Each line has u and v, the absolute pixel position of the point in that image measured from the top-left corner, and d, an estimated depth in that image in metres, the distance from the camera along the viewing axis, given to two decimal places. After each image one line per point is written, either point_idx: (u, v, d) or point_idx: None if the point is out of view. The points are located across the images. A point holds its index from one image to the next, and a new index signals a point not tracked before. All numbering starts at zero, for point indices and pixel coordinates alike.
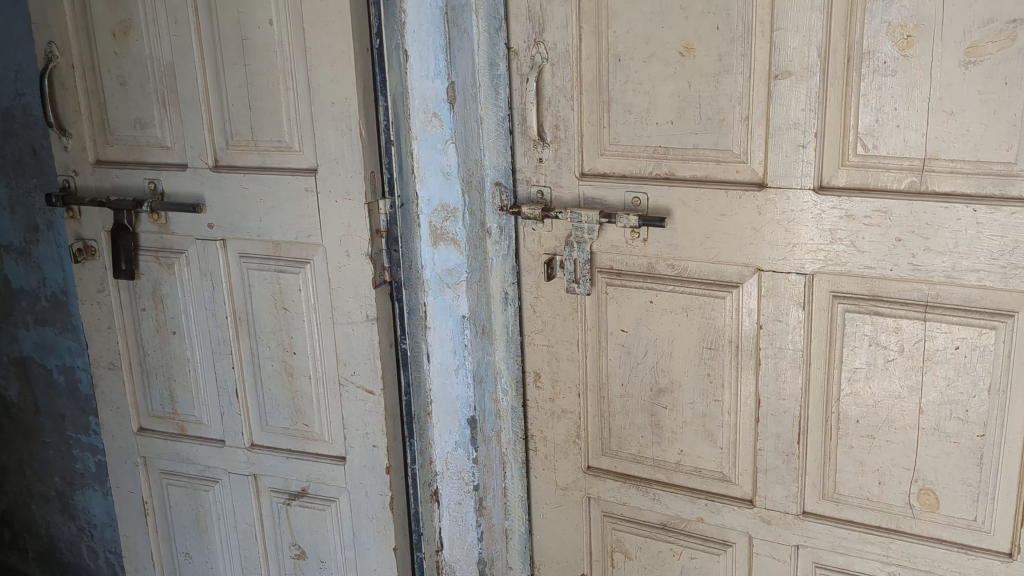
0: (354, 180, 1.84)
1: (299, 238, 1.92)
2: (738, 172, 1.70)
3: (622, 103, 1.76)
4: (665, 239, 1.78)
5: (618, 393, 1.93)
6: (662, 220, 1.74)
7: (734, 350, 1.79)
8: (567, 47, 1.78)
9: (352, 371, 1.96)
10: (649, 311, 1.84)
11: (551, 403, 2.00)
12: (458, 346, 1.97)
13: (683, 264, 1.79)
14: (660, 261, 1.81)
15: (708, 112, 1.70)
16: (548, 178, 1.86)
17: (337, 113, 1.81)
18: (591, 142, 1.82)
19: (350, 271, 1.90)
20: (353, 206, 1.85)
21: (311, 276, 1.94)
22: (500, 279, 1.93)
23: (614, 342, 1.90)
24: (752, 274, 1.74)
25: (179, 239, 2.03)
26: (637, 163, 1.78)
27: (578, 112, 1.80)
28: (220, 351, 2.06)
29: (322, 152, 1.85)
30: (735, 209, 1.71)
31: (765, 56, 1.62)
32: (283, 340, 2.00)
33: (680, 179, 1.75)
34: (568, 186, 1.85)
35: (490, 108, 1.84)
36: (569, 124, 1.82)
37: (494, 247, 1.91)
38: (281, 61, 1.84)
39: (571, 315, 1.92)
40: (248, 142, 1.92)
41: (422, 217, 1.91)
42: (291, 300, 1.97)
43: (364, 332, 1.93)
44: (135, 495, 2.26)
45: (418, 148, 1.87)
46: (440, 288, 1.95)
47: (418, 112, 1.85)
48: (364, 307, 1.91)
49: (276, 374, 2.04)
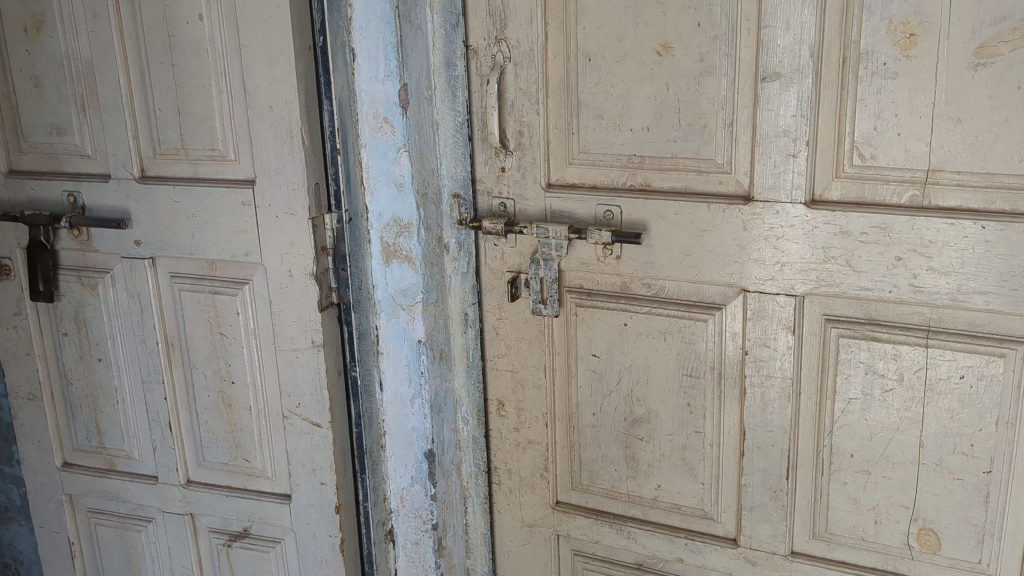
0: (296, 193, 1.65)
1: (237, 256, 1.73)
2: (721, 183, 1.55)
3: (593, 107, 1.60)
4: (641, 256, 1.62)
5: (590, 424, 1.76)
6: (638, 236, 1.57)
7: (717, 378, 1.64)
8: (531, 45, 1.61)
9: (297, 402, 1.78)
10: (622, 334, 1.68)
11: (516, 434, 1.84)
12: (414, 373, 1.78)
13: (660, 284, 1.63)
14: (634, 280, 1.65)
15: (689, 117, 1.53)
16: (512, 188, 1.69)
17: (277, 118, 1.63)
18: (558, 149, 1.65)
19: (293, 292, 1.72)
20: (295, 221, 1.67)
21: (251, 298, 1.76)
22: (459, 298, 1.76)
23: (585, 368, 1.74)
24: (736, 295, 1.58)
25: (103, 257, 1.83)
26: (609, 173, 1.62)
27: (545, 116, 1.64)
28: (151, 380, 1.87)
29: (260, 162, 1.66)
30: (718, 224, 1.55)
31: (751, 57, 1.47)
32: (220, 369, 1.82)
33: (657, 191, 1.59)
34: (533, 199, 1.68)
35: (448, 112, 1.67)
36: (534, 130, 1.65)
37: (452, 264, 1.74)
38: (212, 61, 1.65)
39: (537, 338, 1.76)
40: (177, 150, 1.72)
41: (373, 232, 1.72)
42: (228, 324, 1.78)
43: (309, 360, 1.75)
44: (60, 535, 2.06)
45: (367, 156, 1.68)
46: (394, 310, 1.75)
47: (367, 116, 1.65)
48: (308, 333, 1.73)
49: (212, 405, 1.85)
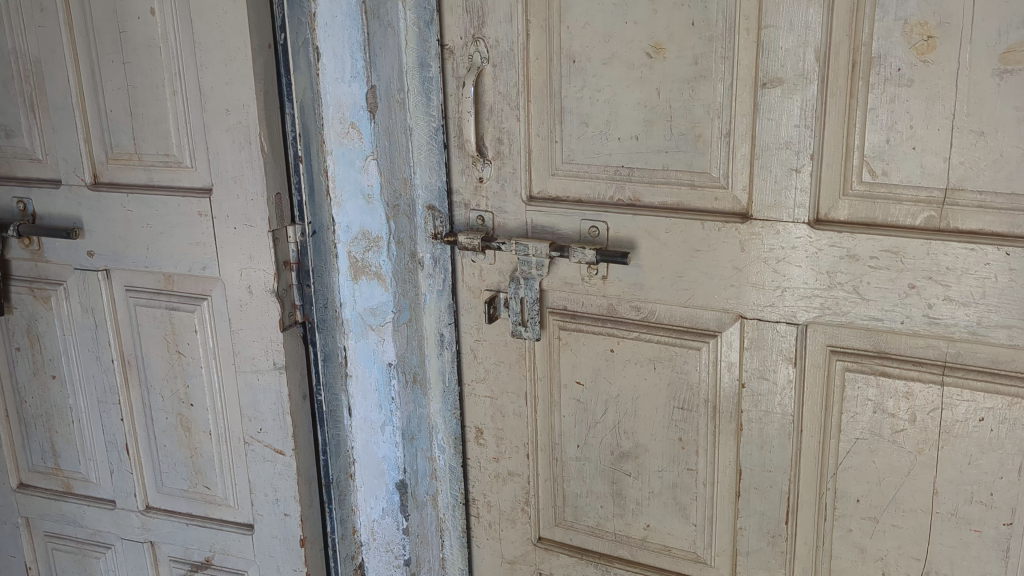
0: (255, 205, 1.53)
1: (193, 270, 1.61)
2: (717, 200, 1.40)
3: (578, 114, 1.46)
4: (629, 277, 1.48)
5: (574, 456, 1.62)
6: (625, 255, 1.43)
7: (711, 411, 1.49)
8: (511, 45, 1.47)
9: (259, 428, 1.66)
10: (609, 361, 1.54)
11: (495, 464, 1.70)
12: (384, 399, 1.64)
13: (650, 307, 1.49)
14: (622, 302, 1.51)
15: (682, 126, 1.39)
16: (491, 200, 1.56)
17: (233, 122, 1.50)
18: (540, 159, 1.51)
19: (253, 310, 1.59)
20: (255, 234, 1.54)
21: (209, 315, 1.63)
22: (434, 318, 1.64)
23: (569, 397, 1.60)
24: (733, 322, 1.44)
25: (55, 267, 1.71)
26: (595, 186, 1.48)
27: (526, 123, 1.50)
28: (107, 400, 1.75)
29: (217, 170, 1.54)
30: (713, 245, 1.41)
31: (751, 60, 1.32)
32: (178, 390, 1.69)
33: (647, 206, 1.45)
34: (514, 213, 1.54)
35: (422, 118, 1.54)
36: (514, 138, 1.51)
37: (427, 282, 1.62)
38: (165, 59, 1.52)
39: (518, 362, 1.62)
40: (131, 156, 1.60)
41: (340, 246, 1.59)
42: (186, 342, 1.66)
43: (270, 383, 1.62)
44: (17, 560, 1.94)
45: (334, 164, 1.55)
46: (363, 330, 1.62)
47: (333, 121, 1.52)
48: (269, 354, 1.60)
49: (171, 428, 1.73)
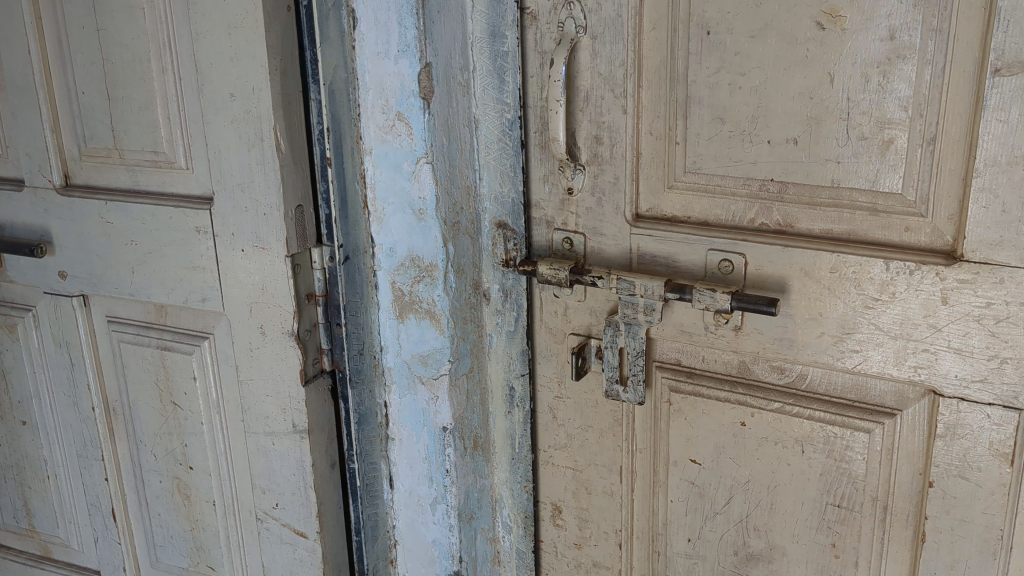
0: (268, 221, 1.15)
1: (191, 302, 1.25)
2: (908, 231, 0.99)
3: (709, 106, 1.06)
4: (772, 330, 1.09)
5: (683, 552, 1.24)
6: (773, 303, 1.04)
7: (879, 514, 1.10)
8: (617, 10, 1.06)
9: (274, 502, 1.30)
10: (738, 437, 1.15)
11: (576, 551, 1.33)
12: (436, 472, 1.27)
13: (801, 370, 1.10)
14: (761, 361, 1.12)
15: (863, 125, 0.98)
16: (582, 219, 1.17)
17: (239, 111, 1.12)
18: (652, 166, 1.11)
19: (266, 357, 1.22)
20: (268, 259, 1.17)
21: (213, 358, 1.27)
22: (501, 367, 1.26)
23: (680, 478, 1.21)
24: (921, 399, 1.03)
25: (22, 289, 1.38)
26: (730, 206, 1.08)
27: (634, 117, 1.10)
28: (87, 456, 1.41)
29: (218, 174, 1.17)
30: (899, 293, 1.00)
31: (976, 34, 0.90)
32: (174, 449, 1.34)
33: (803, 236, 1.05)
34: (613, 236, 1.15)
35: (492, 107, 1.14)
36: (617, 136, 1.11)
37: (493, 320, 1.24)
38: (150, 26, 1.15)
39: (612, 428, 1.24)
40: (109, 152, 1.24)
41: (380, 274, 1.21)
42: (182, 392, 1.30)
43: (288, 449, 1.26)
44: None
45: (375, 168, 1.16)
46: (410, 384, 1.24)
47: (373, 110, 1.13)
48: (288, 413, 1.24)
49: (166, 495, 1.37)
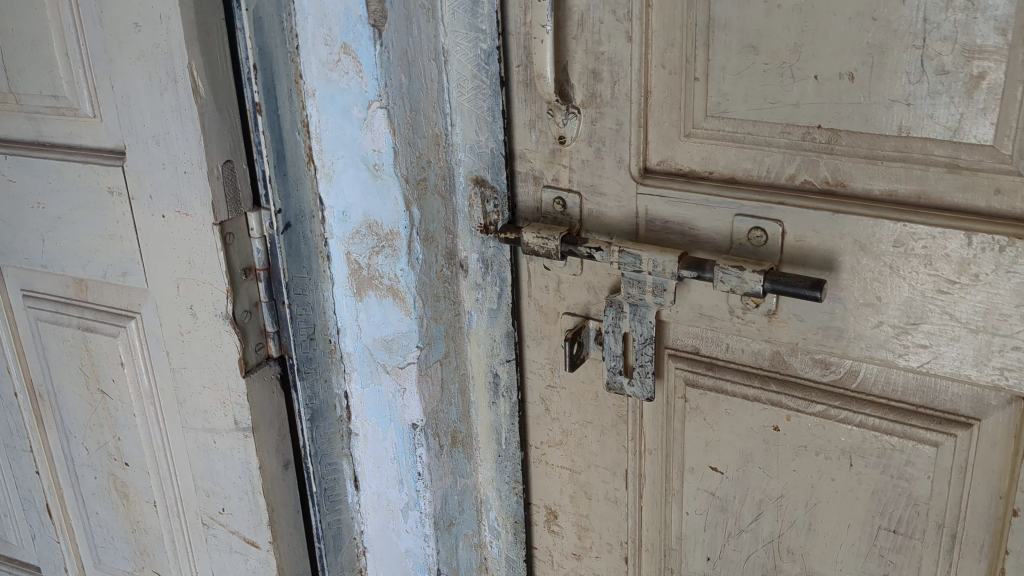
0: (190, 182, 0.94)
1: (110, 276, 1.04)
2: (999, 195, 0.75)
3: (738, 30, 0.81)
4: (815, 317, 0.86)
5: (701, 571, 1.04)
6: (819, 284, 0.82)
7: (947, 545, 0.88)
8: None
9: (220, 507, 1.10)
10: (770, 444, 0.94)
11: (576, 562, 1.13)
12: (406, 473, 1.06)
13: (850, 367, 0.88)
14: (799, 352, 0.90)
15: (943, 55, 0.74)
16: (577, 174, 0.94)
17: (147, 46, 0.90)
18: (665, 108, 0.88)
19: (200, 342, 1.01)
20: (193, 228, 0.96)
21: (141, 341, 1.06)
22: (484, 350, 1.05)
23: (698, 487, 1.00)
24: (1005, 409, 0.81)
25: None
26: (764, 160, 0.85)
27: (641, 46, 0.86)
28: (17, 446, 1.24)
29: (129, 122, 0.95)
30: (984, 275, 0.77)
31: None
32: (107, 442, 1.15)
33: (860, 199, 0.82)
34: (616, 197, 0.93)
35: (462, 35, 0.91)
36: (620, 71, 0.88)
37: (472, 295, 1.03)
38: None
39: (616, 426, 1.02)
40: (6, 97, 1.02)
41: (333, 242, 0.99)
42: (110, 379, 1.10)
43: (232, 447, 1.05)
44: None
45: (320, 113, 0.93)
46: (372, 373, 1.04)
47: (315, 41, 0.90)
48: (228, 408, 1.03)
49: (103, 492, 1.19)
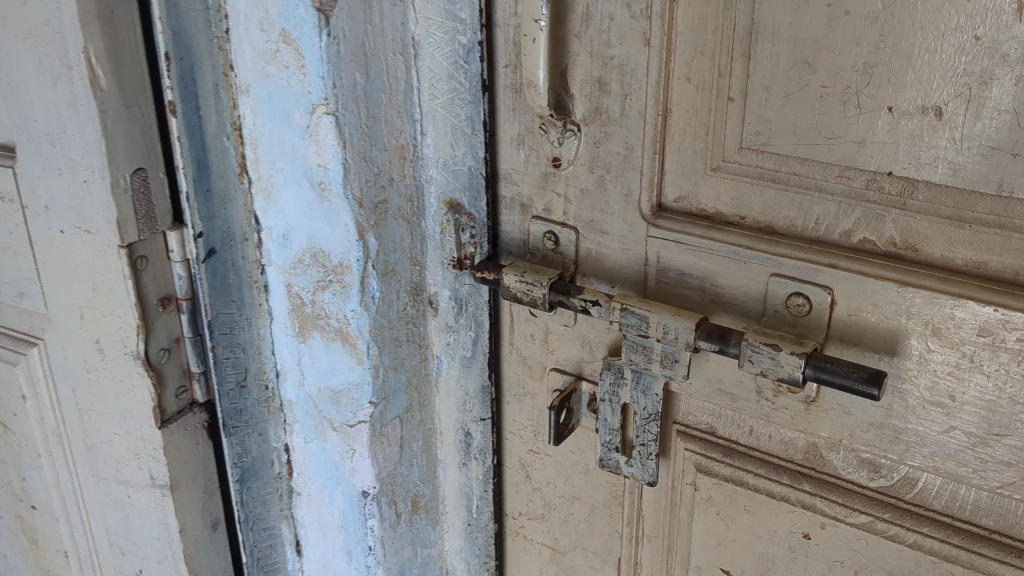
0: (92, 193, 0.75)
1: (7, 294, 0.87)
2: None
3: (789, 40, 0.62)
4: (866, 411, 0.68)
5: None
6: (879, 374, 0.63)
7: None
8: None
9: (138, 568, 0.93)
10: (797, 553, 0.76)
11: None
12: (355, 546, 0.89)
13: (906, 475, 0.70)
14: (842, 449, 0.72)
15: None
16: (574, 205, 0.75)
17: (35, 23, 0.71)
18: (688, 133, 0.69)
19: (109, 383, 0.83)
20: (96, 248, 0.77)
21: (43, 373, 0.88)
22: (452, 404, 0.88)
23: None
24: None
25: None
26: (812, 210, 0.66)
27: (661, 52, 0.67)
28: None
29: (21, 115, 0.76)
30: None
31: None
32: (14, 481, 0.99)
33: (935, 269, 0.63)
34: (621, 238, 0.74)
35: (438, 24, 0.72)
36: (632, 82, 0.68)
37: (442, 340, 0.86)
38: None
39: (609, 507, 0.85)
40: None
41: (271, 271, 0.81)
42: (13, 412, 0.93)
43: (147, 505, 0.88)
44: None
45: (257, 116, 0.74)
46: (317, 427, 0.86)
47: (249, 25, 0.71)
48: (143, 461, 0.85)
49: (12, 533, 1.03)
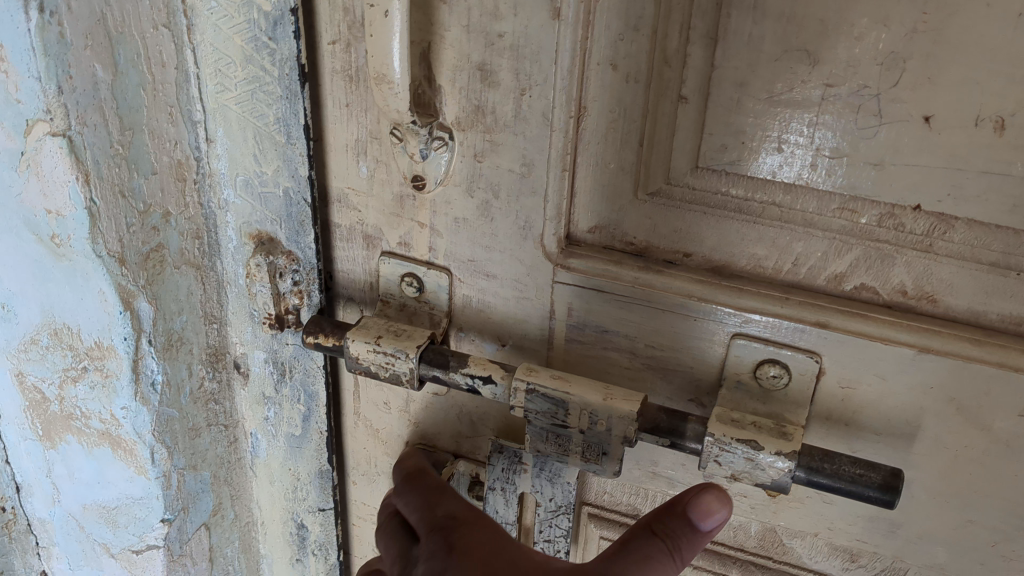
0: None
1: None
2: None
3: (778, 16, 0.41)
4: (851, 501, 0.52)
5: None
6: (891, 471, 0.45)
7: None
8: None
9: None
10: None
11: None
12: None
13: (892, 568, 0.55)
14: (809, 537, 0.56)
15: None
16: (445, 239, 0.53)
17: None
18: (613, 145, 0.47)
19: None
20: None
21: None
22: (276, 491, 0.66)
23: None
24: None
25: None
26: (791, 248, 0.46)
27: (580, 27, 0.44)
28: None
29: None
30: None
31: None
32: None
33: (963, 325, 0.45)
34: (515, 283, 0.53)
35: None
36: (532, 71, 0.46)
37: (257, 414, 0.63)
38: None
39: None
40: None
41: None
42: None
43: None
44: None
45: None
46: (87, 552, 0.63)
47: None
48: None
49: None
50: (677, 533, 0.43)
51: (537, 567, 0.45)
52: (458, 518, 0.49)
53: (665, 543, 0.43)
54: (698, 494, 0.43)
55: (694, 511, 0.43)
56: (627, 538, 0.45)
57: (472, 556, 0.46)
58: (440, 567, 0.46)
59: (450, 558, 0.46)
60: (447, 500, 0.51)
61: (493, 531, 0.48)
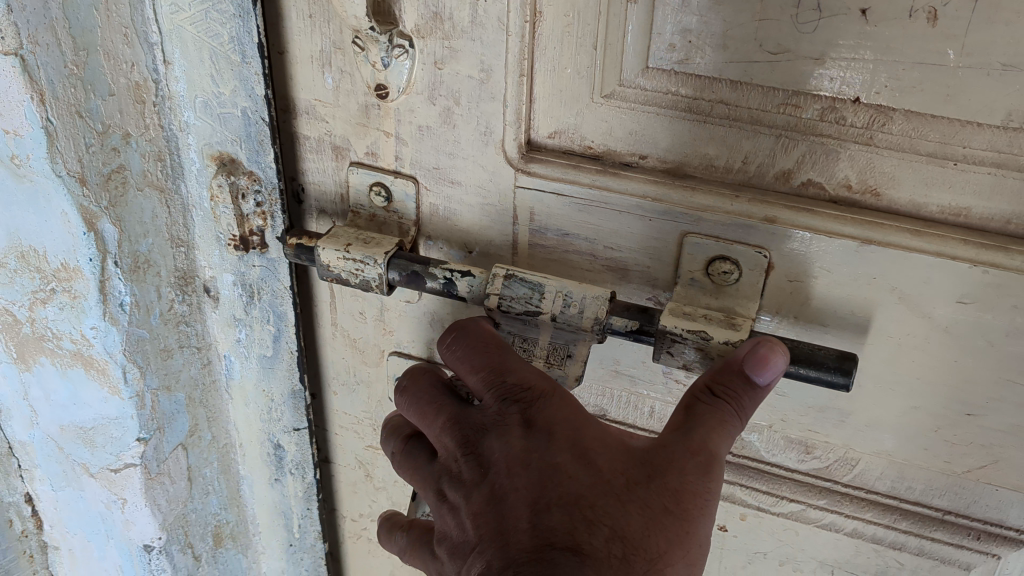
0: None
1: None
2: None
3: None
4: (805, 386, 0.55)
5: None
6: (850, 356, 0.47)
7: None
8: None
9: None
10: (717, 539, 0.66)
11: None
12: None
13: (842, 460, 0.57)
14: (768, 429, 0.59)
15: None
16: (411, 148, 0.54)
17: None
18: (567, 48, 0.48)
19: None
20: None
21: None
22: (253, 411, 0.68)
23: None
24: None
25: None
26: (740, 146, 0.48)
27: None
28: None
29: None
30: None
31: None
32: None
33: (904, 217, 0.46)
34: (480, 189, 0.54)
35: None
36: None
37: (228, 336, 0.64)
38: None
39: None
40: None
41: None
42: None
43: None
44: None
45: None
46: (68, 474, 0.65)
47: None
48: None
49: None
50: (740, 395, 0.44)
51: (627, 449, 0.46)
52: (532, 389, 0.47)
53: (733, 408, 0.44)
54: (755, 353, 0.44)
55: (752, 367, 0.44)
56: (686, 402, 0.45)
57: (559, 433, 0.46)
58: (527, 444, 0.46)
59: (534, 435, 0.46)
60: (515, 362, 0.48)
61: (573, 405, 0.47)
